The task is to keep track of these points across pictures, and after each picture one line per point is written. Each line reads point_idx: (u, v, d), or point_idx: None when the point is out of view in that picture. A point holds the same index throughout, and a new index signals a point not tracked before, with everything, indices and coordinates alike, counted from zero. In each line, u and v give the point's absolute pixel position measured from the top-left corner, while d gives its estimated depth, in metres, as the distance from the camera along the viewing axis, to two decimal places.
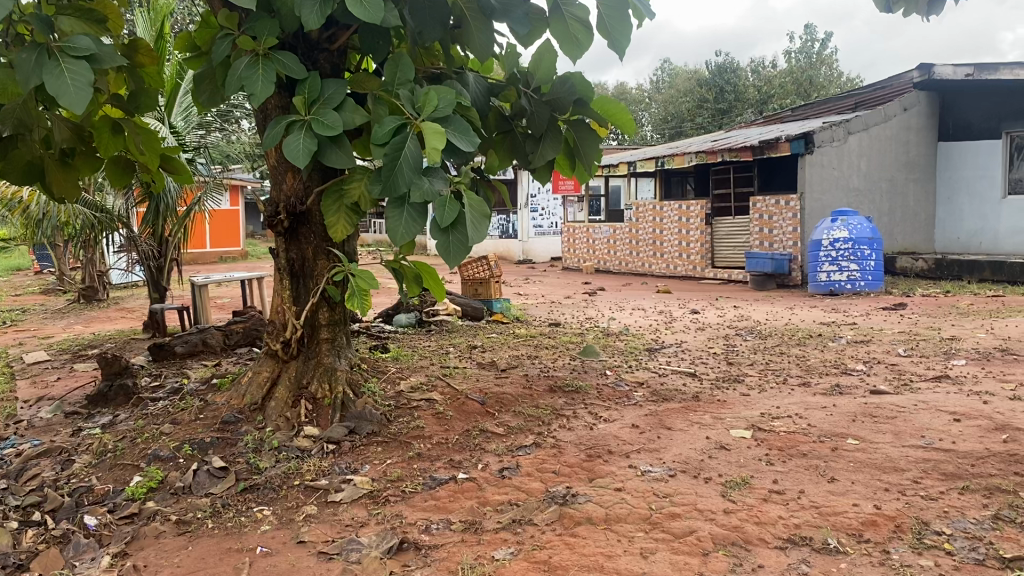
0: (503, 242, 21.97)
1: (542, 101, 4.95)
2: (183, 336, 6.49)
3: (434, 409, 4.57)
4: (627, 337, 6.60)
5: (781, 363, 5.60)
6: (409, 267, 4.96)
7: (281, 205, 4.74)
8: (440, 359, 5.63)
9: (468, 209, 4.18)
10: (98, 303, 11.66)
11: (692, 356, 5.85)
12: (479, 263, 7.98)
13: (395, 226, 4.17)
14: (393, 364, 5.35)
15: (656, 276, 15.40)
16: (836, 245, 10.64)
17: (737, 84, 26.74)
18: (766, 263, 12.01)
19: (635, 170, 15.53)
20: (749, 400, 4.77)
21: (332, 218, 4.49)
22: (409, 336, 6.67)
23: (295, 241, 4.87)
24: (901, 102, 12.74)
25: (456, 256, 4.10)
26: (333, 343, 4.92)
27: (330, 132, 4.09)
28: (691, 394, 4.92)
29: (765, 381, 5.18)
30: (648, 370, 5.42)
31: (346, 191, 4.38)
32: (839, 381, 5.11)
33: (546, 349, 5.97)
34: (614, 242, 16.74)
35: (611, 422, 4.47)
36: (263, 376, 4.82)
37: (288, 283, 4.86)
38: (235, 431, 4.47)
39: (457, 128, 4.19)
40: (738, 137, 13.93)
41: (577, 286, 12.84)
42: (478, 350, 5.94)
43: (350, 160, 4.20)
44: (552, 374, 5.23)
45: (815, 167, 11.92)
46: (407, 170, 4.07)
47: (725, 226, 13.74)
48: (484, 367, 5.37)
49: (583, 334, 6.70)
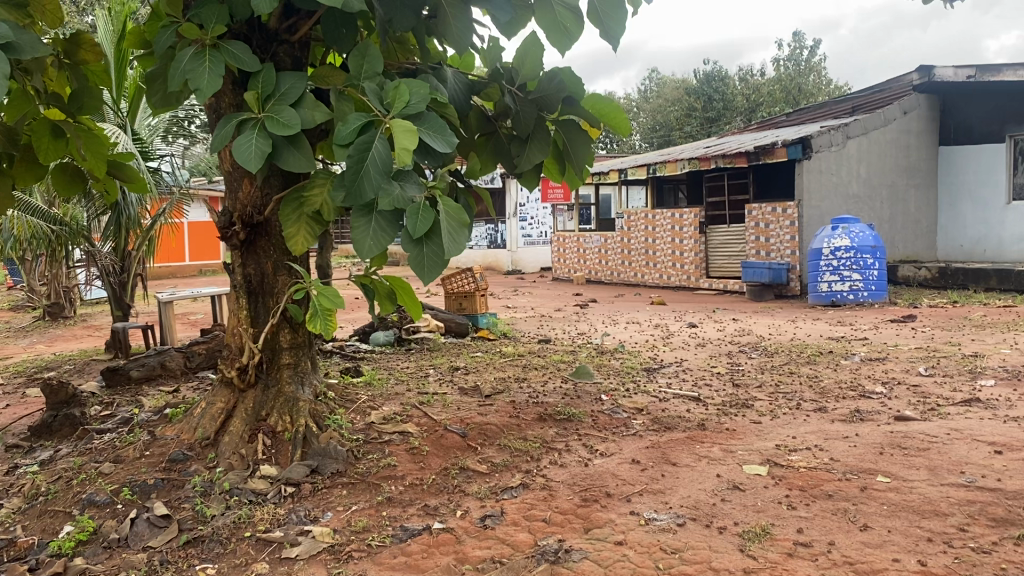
0: (490, 253, 21.43)
1: (528, 99, 4.42)
2: (139, 360, 5.94)
3: (409, 444, 4.06)
4: (622, 355, 6.09)
5: (793, 385, 5.11)
6: (382, 283, 4.44)
7: (236, 215, 4.25)
8: (418, 384, 5.12)
9: (445, 217, 3.66)
10: (64, 321, 11.09)
11: (695, 378, 5.35)
12: (462, 275, 7.47)
13: (361, 237, 3.67)
14: (366, 391, 4.83)
15: (649, 287, 14.92)
16: (837, 254, 10.19)
17: (726, 92, 26.43)
18: (763, 273, 11.66)
19: (626, 177, 15.02)
20: (762, 429, 4.27)
21: (291, 228, 3.96)
22: (386, 358, 6.15)
23: (252, 255, 4.38)
24: (901, 105, 12.33)
25: (432, 271, 3.58)
26: (296, 370, 4.43)
27: (287, 132, 3.59)
28: (697, 422, 4.41)
29: (778, 406, 4.68)
30: (648, 395, 4.91)
31: (307, 198, 3.87)
32: (858, 405, 4.61)
33: (535, 370, 5.47)
34: (606, 252, 16.26)
35: (608, 457, 3.96)
36: (217, 407, 4.31)
37: (245, 302, 4.38)
38: (183, 470, 3.93)
39: (431, 126, 3.70)
40: (733, 143, 13.46)
41: (568, 298, 12.33)
42: (461, 372, 5.43)
43: (309, 164, 3.70)
44: (542, 400, 4.72)
45: (812, 173, 11.48)
46: (374, 174, 3.56)
47: (720, 234, 13.28)
48: (466, 393, 4.86)
49: (574, 352, 6.20)
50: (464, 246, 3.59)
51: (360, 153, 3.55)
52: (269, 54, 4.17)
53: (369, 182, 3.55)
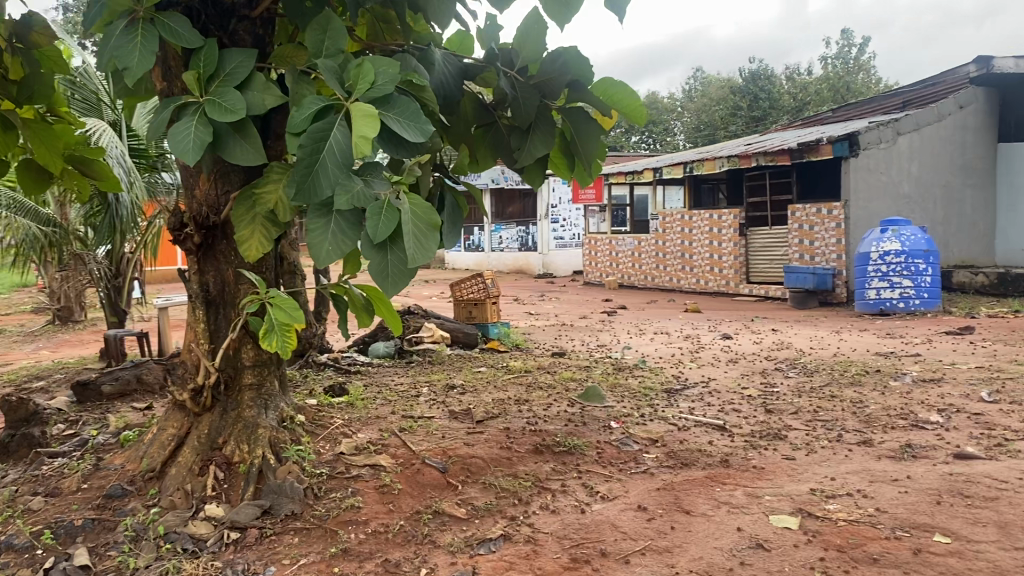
0: (522, 255, 21.27)
1: (529, 84, 3.71)
2: (113, 373, 5.48)
3: (378, 481, 3.49)
4: (641, 373, 5.46)
5: (834, 411, 4.44)
6: (357, 295, 3.85)
7: (190, 217, 3.72)
8: (406, 404, 4.55)
9: (413, 217, 3.05)
10: (73, 325, 10.76)
11: (720, 402, 4.70)
12: (473, 282, 6.90)
13: (316, 239, 3.08)
14: (344, 414, 4.28)
15: (684, 292, 14.23)
16: (887, 259, 9.41)
17: (771, 91, 25.57)
18: (807, 278, 10.85)
19: (661, 177, 14.31)
20: (795, 468, 3.63)
21: (243, 231, 3.42)
22: (382, 373, 5.60)
23: (211, 260, 3.85)
24: (956, 99, 11.48)
25: (397, 283, 3.03)
26: (260, 391, 3.89)
27: (230, 118, 3.05)
28: (718, 459, 3.78)
29: (815, 438, 4.03)
30: (664, 422, 4.29)
31: (259, 195, 3.31)
32: (910, 439, 3.93)
33: (539, 390, 4.86)
34: (639, 255, 15.58)
35: (610, 501, 3.35)
36: (168, 434, 3.79)
37: (203, 313, 3.86)
38: (116, 510, 3.42)
39: (402, 111, 3.09)
40: (776, 140, 12.71)
41: (597, 304, 11.69)
42: (457, 391, 4.85)
43: (259, 156, 3.15)
44: (541, 427, 4.11)
45: (861, 172, 10.72)
46: (330, 165, 2.99)
47: (761, 237, 12.53)
48: (457, 417, 4.27)
49: (588, 369, 5.58)
50: (434, 252, 2.98)
51: (314, 140, 2.97)
52: (226, 32, 3.64)
53: (324, 175, 2.98)
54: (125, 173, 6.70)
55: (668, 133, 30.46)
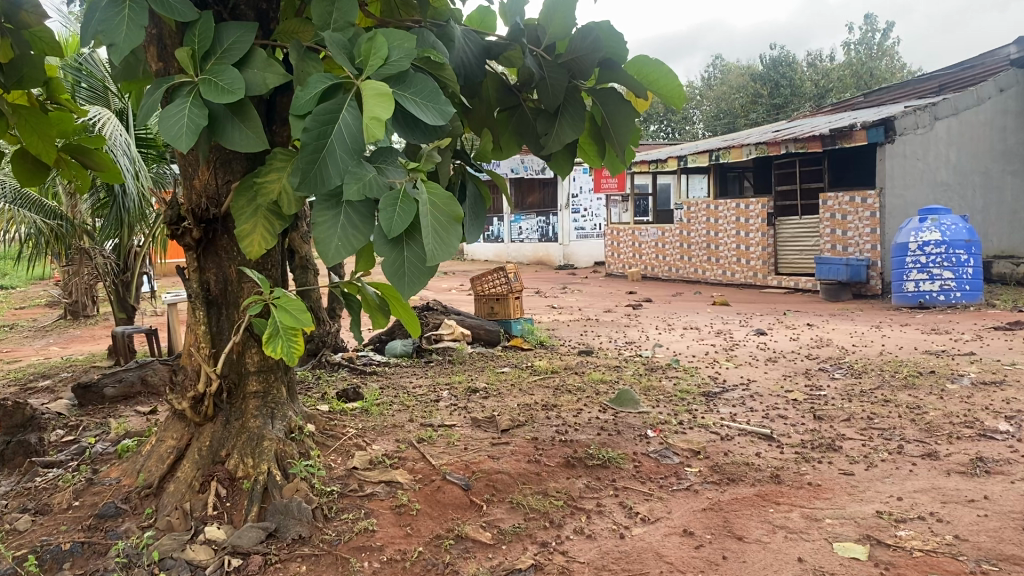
0: (542, 246, 20.92)
1: (556, 63, 3.30)
2: (116, 374, 5.20)
3: (395, 500, 3.17)
4: (675, 373, 5.11)
5: (890, 419, 4.07)
6: (371, 294, 3.51)
7: (187, 209, 3.42)
8: (425, 409, 4.23)
9: (431, 209, 2.68)
10: (84, 321, 10.50)
11: (764, 407, 4.34)
12: (494, 276, 6.55)
13: (323, 234, 2.74)
14: (357, 421, 3.96)
15: (710, 284, 13.83)
16: (926, 250, 9.00)
17: (793, 78, 25.08)
18: (840, 270, 10.45)
19: (686, 165, 13.88)
20: (855, 486, 3.27)
21: (244, 225, 3.10)
22: (399, 374, 5.28)
23: (211, 255, 3.55)
24: (996, 82, 10.99)
25: (413, 284, 2.68)
26: (266, 400, 3.59)
27: (227, 99, 2.72)
28: (768, 474, 3.43)
29: (873, 449, 3.67)
30: (705, 430, 3.94)
31: (262, 186, 2.99)
32: (980, 451, 3.56)
33: (568, 394, 4.52)
34: (663, 245, 15.16)
35: (652, 524, 3.02)
36: (167, 446, 3.49)
37: (203, 314, 3.55)
38: (108, 531, 3.11)
39: (420, 91, 2.75)
40: (806, 126, 12.26)
41: (621, 297, 11.31)
42: (480, 395, 4.51)
43: (261, 143, 2.83)
44: (573, 437, 3.77)
45: (896, 159, 10.28)
46: (339, 151, 2.66)
47: (790, 227, 12.10)
48: (480, 424, 3.93)
49: (618, 369, 5.24)
50: (455, 248, 2.62)
51: (321, 122, 2.64)
52: (226, 6, 3.32)
53: (333, 162, 2.66)
54: (131, 163, 6.38)
55: (687, 121, 29.89)
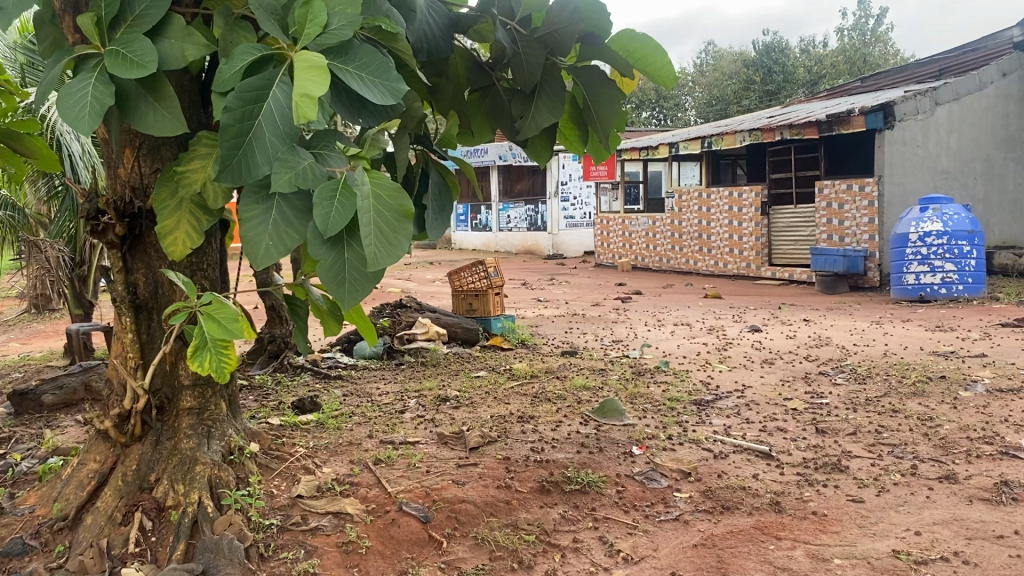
0: (531, 235, 20.50)
1: (533, 38, 2.80)
2: (56, 381, 4.77)
3: (341, 537, 2.76)
4: (664, 378, 4.72)
5: (900, 433, 3.68)
6: (318, 297, 3.09)
7: (108, 201, 2.98)
8: (388, 422, 3.82)
9: (374, 201, 2.19)
10: (48, 316, 10.03)
11: (761, 419, 3.94)
12: (472, 271, 6.12)
13: (252, 228, 2.24)
14: (309, 438, 3.55)
15: (702, 275, 13.43)
16: (927, 241, 8.64)
17: (786, 64, 24.70)
18: (837, 262, 10.20)
19: (677, 152, 13.44)
20: (866, 517, 2.88)
21: (167, 221, 2.69)
22: (366, 380, 4.87)
23: (139, 255, 3.12)
24: (999, 66, 10.60)
25: (354, 293, 2.23)
26: (202, 418, 3.18)
27: (136, 73, 2.29)
28: (767, 501, 3.04)
29: (883, 470, 3.28)
30: (696, 446, 3.55)
31: (182, 175, 2.57)
32: (1004, 473, 3.17)
33: (546, 404, 4.12)
34: (654, 235, 14.75)
35: (635, 566, 2.62)
36: (88, 470, 3.08)
37: (130, 319, 3.14)
38: (10, 572, 2.70)
39: (365, 64, 2.24)
40: (801, 112, 11.85)
41: (610, 289, 10.91)
42: (450, 405, 4.09)
43: (178, 123, 2.41)
44: (549, 455, 3.38)
45: (896, 146, 9.90)
46: (266, 132, 2.17)
47: (785, 216, 11.71)
48: (446, 441, 3.53)
49: (603, 373, 4.84)
50: (403, 250, 2.14)
51: (245, 97, 2.15)
52: None
53: (260, 145, 2.16)
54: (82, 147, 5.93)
55: (679, 107, 29.40)
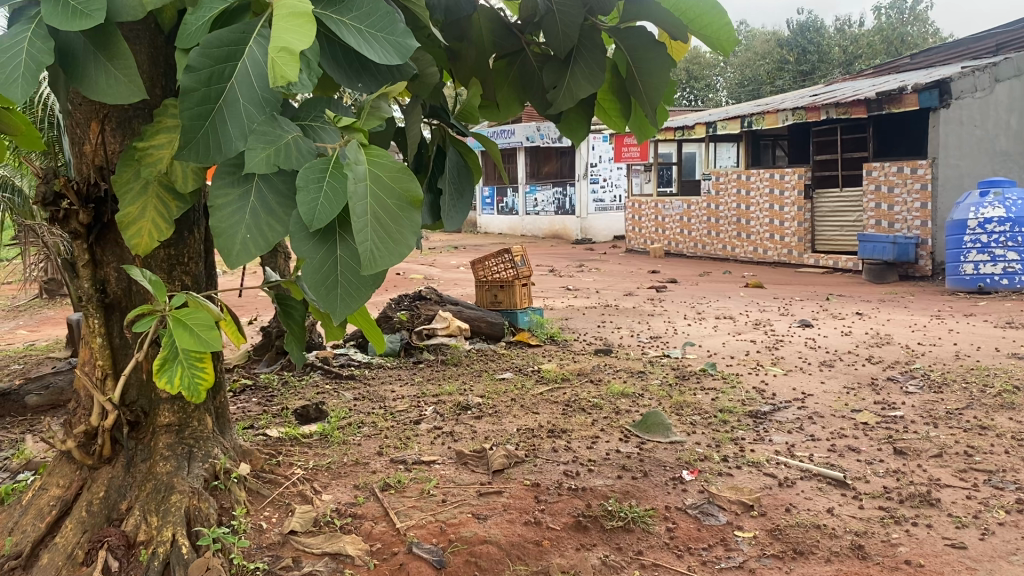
0: (559, 218, 19.98)
1: None
2: (42, 380, 4.36)
3: None
4: (712, 383, 4.23)
5: (994, 457, 3.15)
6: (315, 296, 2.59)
7: (68, 183, 2.51)
8: (402, 436, 3.37)
9: (371, 185, 1.55)
10: (61, 302, 9.71)
11: (828, 436, 3.45)
12: (498, 260, 5.64)
13: (221, 219, 1.60)
14: (309, 457, 3.09)
15: (740, 262, 12.86)
16: (988, 227, 8.02)
17: (821, 43, 23.89)
18: (886, 249, 9.57)
19: (714, 133, 12.81)
20: (973, 570, 2.36)
21: (129, 208, 2.22)
22: (380, 381, 4.41)
23: (110, 247, 2.67)
24: None
25: (347, 299, 1.59)
26: (182, 436, 2.74)
27: (86, 24, 1.50)
28: (847, 544, 2.53)
29: (985, 506, 2.76)
30: (755, 471, 3.05)
31: (142, 153, 2.09)
32: None
33: (581, 414, 3.65)
34: (689, 220, 14.17)
35: None
36: (49, 497, 2.64)
37: (99, 320, 2.70)
38: None
39: (367, 15, 1.68)
40: (847, 90, 11.20)
41: (644, 277, 10.38)
42: (471, 415, 3.63)
43: (136, 87, 1.63)
44: (585, 481, 2.90)
45: (952, 125, 9.29)
46: (240, 96, 1.53)
47: (830, 200, 11.09)
48: (466, 461, 3.06)
49: (642, 376, 4.35)
50: (412, 249, 1.52)
51: (210, 52, 1.51)
52: None
53: (233, 112, 1.53)
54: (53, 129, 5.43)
55: (710, 88, 28.47)
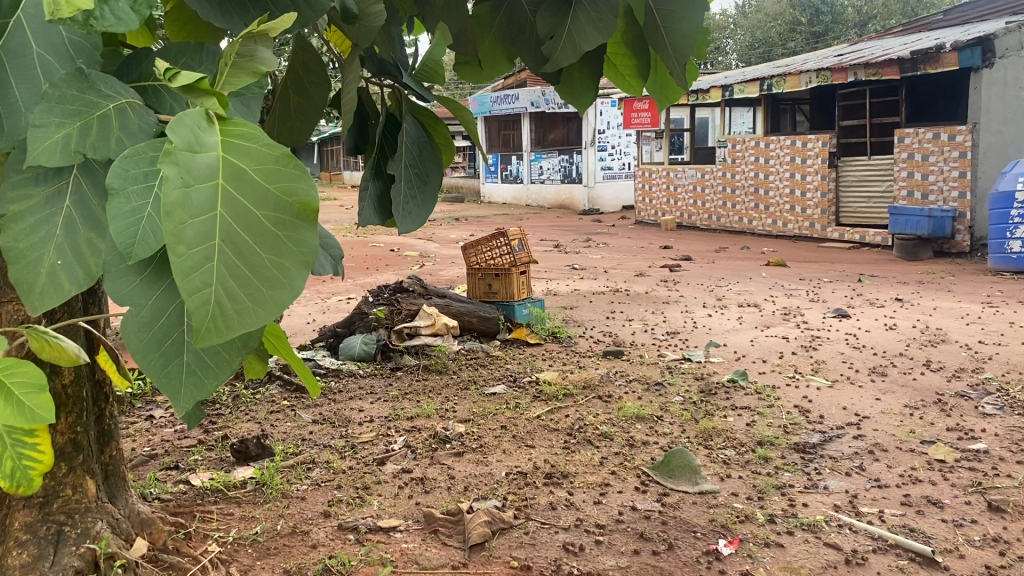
0: (565, 187, 19.20)
1: None
2: None
3: None
4: (745, 400, 3.50)
5: None
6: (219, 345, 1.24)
7: None
8: (360, 484, 2.66)
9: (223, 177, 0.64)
10: None
11: (899, 482, 2.72)
12: (492, 244, 4.91)
13: (17, 237, 0.68)
14: (234, 523, 2.39)
15: (757, 236, 12.11)
16: None
17: (835, 3, 22.88)
18: (921, 223, 8.85)
19: (731, 96, 11.97)
20: None
21: None
22: (347, 396, 3.71)
23: None
24: None
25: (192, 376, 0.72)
26: (45, 512, 1.99)
27: None
28: None
29: None
30: (811, 541, 2.33)
31: None
32: None
33: (586, 450, 2.94)
34: (702, 190, 13.38)
35: None
36: None
37: None
38: None
39: None
40: (875, 49, 10.34)
41: (656, 253, 9.64)
42: (450, 451, 2.93)
43: None
44: (589, 561, 2.19)
45: (995, 87, 8.51)
46: (32, 38, 0.73)
47: (857, 169, 10.29)
48: (432, 528, 2.35)
49: (661, 390, 3.63)
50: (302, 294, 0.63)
51: None
52: None
53: (22, 69, 0.72)
54: None
55: (719, 51, 27.38)
